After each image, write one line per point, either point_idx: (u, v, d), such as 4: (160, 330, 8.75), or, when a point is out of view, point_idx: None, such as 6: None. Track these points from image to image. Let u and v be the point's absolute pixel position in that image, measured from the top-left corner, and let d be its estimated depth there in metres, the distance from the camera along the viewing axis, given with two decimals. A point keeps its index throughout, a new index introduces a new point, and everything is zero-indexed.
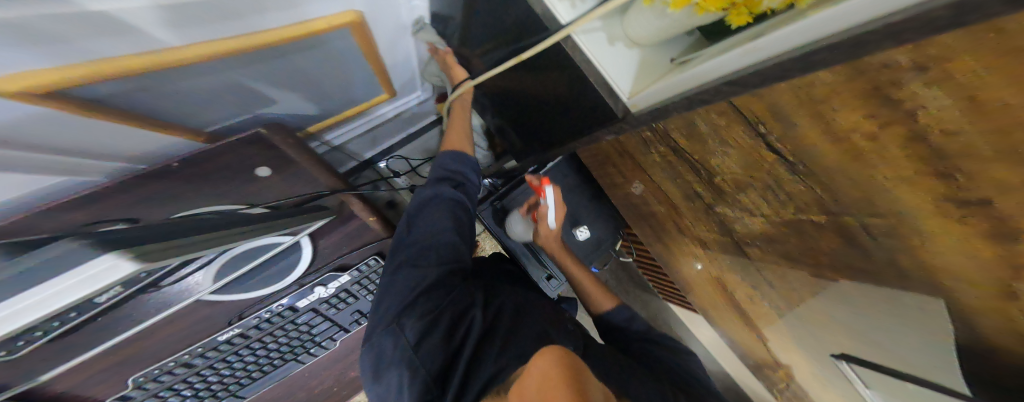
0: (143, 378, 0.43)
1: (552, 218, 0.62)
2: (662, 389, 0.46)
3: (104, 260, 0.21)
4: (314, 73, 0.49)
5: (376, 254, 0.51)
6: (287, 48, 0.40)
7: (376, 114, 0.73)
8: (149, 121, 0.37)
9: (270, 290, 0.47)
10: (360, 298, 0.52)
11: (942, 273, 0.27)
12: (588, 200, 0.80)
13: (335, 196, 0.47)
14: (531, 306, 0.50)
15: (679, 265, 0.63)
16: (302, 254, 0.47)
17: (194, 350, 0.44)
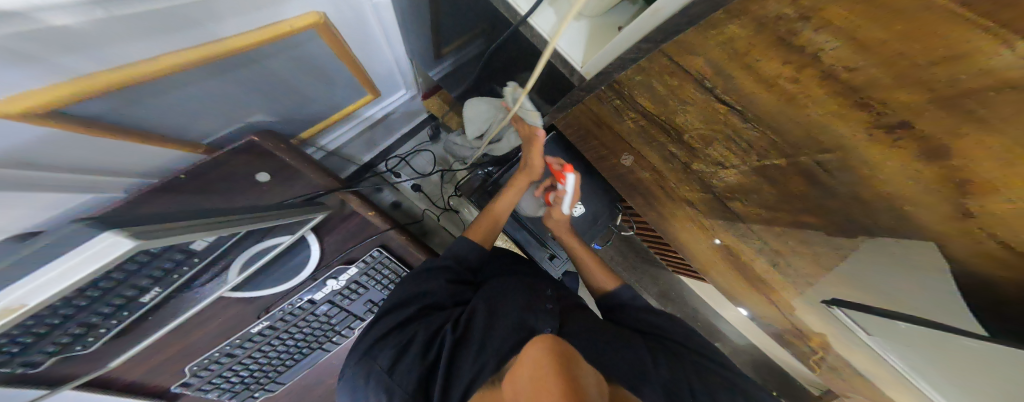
0: (197, 366, 0.50)
1: (569, 204, 0.67)
2: (639, 356, 0.51)
3: (104, 238, 0.27)
4: (292, 77, 0.54)
5: (378, 246, 0.56)
6: (260, 53, 0.44)
7: (365, 116, 0.80)
8: (148, 137, 0.41)
9: (290, 284, 0.53)
10: (369, 288, 0.56)
11: (903, 200, 0.28)
12: (581, 176, 0.82)
13: (334, 195, 0.53)
14: (502, 299, 0.55)
15: (685, 240, 0.63)
16: (311, 249, 0.53)
17: (234, 341, 0.51)
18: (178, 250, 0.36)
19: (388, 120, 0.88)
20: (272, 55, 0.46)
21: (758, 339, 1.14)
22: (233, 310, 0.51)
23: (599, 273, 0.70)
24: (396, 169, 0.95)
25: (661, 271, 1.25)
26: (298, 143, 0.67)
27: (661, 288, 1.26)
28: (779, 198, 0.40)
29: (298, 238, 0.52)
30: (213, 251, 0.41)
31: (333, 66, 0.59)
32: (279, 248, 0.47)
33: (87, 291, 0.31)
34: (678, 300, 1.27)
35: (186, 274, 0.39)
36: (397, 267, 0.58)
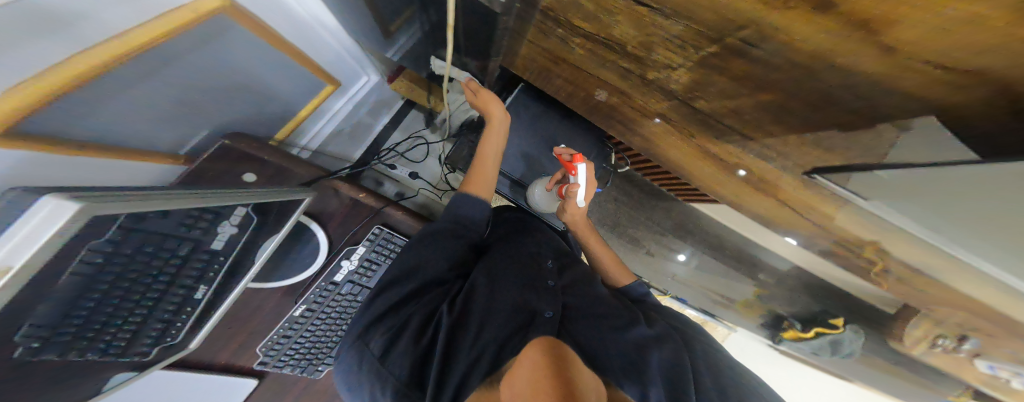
0: (264, 348, 0.62)
1: (581, 197, 0.66)
2: (639, 339, 0.52)
3: (47, 202, 0.22)
4: (258, 89, 0.55)
5: (378, 224, 0.62)
6: (204, 64, 0.42)
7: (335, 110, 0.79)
8: (123, 149, 0.39)
9: (313, 270, 0.61)
10: (381, 264, 0.62)
11: (839, 43, 0.28)
12: (561, 120, 0.81)
13: (323, 182, 0.58)
14: (502, 280, 0.57)
15: (671, 150, 0.64)
16: (319, 237, 0.60)
17: (285, 324, 0.62)
18: (202, 251, 0.44)
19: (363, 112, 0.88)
20: (215, 58, 0.44)
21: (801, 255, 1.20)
22: (278, 298, 0.61)
23: (614, 270, 0.74)
24: (394, 163, 0.94)
25: (673, 203, 1.23)
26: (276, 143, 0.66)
27: (675, 221, 1.24)
28: (733, 85, 0.39)
29: (304, 228, 0.59)
30: (232, 250, 0.48)
31: (279, 59, 0.56)
32: (285, 232, 0.54)
33: (149, 284, 0.39)
34: (695, 228, 1.26)
35: (219, 271, 0.48)
36: (398, 239, 0.63)
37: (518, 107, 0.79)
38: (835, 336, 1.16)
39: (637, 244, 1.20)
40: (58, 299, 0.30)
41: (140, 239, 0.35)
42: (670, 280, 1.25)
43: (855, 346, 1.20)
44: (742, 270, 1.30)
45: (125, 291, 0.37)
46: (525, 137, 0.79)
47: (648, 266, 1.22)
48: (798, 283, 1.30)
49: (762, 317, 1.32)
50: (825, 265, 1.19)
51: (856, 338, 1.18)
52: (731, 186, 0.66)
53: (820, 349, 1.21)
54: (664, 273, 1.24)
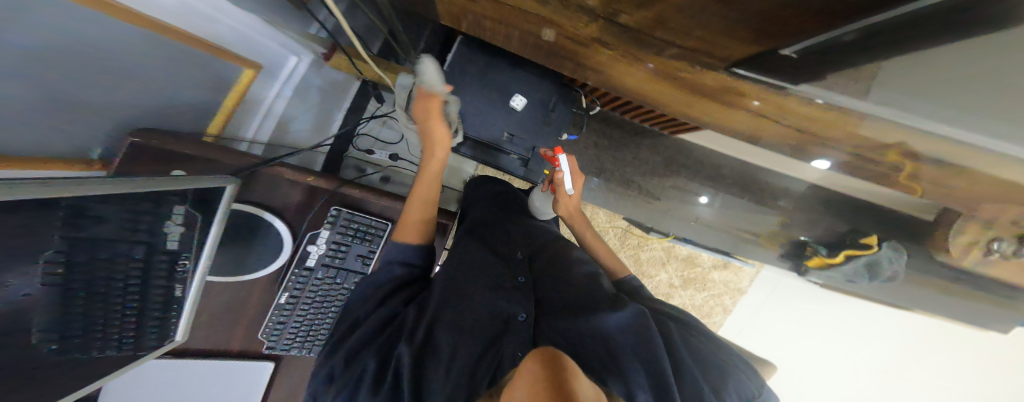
0: (265, 335, 0.64)
1: (569, 183, 0.70)
2: (617, 327, 0.50)
3: None
4: (199, 95, 0.51)
5: (335, 205, 0.61)
6: (132, 66, 0.39)
7: (270, 96, 0.66)
8: (39, 158, 0.35)
9: (281, 259, 0.60)
10: (350, 244, 0.62)
11: None
12: (510, 70, 0.76)
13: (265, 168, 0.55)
14: (462, 297, 0.54)
15: (624, 73, 0.60)
16: (280, 229, 0.58)
17: (275, 312, 0.64)
18: (160, 252, 0.46)
19: (307, 89, 0.75)
20: (99, 62, 0.35)
21: (830, 176, 1.12)
22: (265, 288, 0.64)
23: (610, 261, 0.75)
24: (370, 148, 0.93)
25: (659, 138, 1.17)
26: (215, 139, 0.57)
27: (664, 156, 1.19)
28: None
29: (259, 220, 0.56)
30: (195, 248, 0.50)
31: (193, 59, 0.46)
32: (220, 225, 0.52)
33: (128, 287, 0.42)
34: (688, 160, 1.20)
35: (190, 265, 0.50)
36: (358, 217, 0.62)
37: (463, 63, 0.73)
38: (872, 257, 1.09)
39: (640, 191, 1.21)
40: (44, 308, 0.33)
41: (87, 246, 0.36)
42: (692, 224, 1.27)
43: (894, 265, 1.12)
44: (748, 197, 1.26)
45: (108, 293, 0.40)
46: (482, 94, 0.75)
47: (662, 212, 1.24)
48: (814, 203, 1.27)
49: (782, 247, 1.30)
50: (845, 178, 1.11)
51: (893, 256, 1.10)
52: (696, 104, 0.64)
53: (855, 274, 1.14)
54: (687, 219, 1.26)
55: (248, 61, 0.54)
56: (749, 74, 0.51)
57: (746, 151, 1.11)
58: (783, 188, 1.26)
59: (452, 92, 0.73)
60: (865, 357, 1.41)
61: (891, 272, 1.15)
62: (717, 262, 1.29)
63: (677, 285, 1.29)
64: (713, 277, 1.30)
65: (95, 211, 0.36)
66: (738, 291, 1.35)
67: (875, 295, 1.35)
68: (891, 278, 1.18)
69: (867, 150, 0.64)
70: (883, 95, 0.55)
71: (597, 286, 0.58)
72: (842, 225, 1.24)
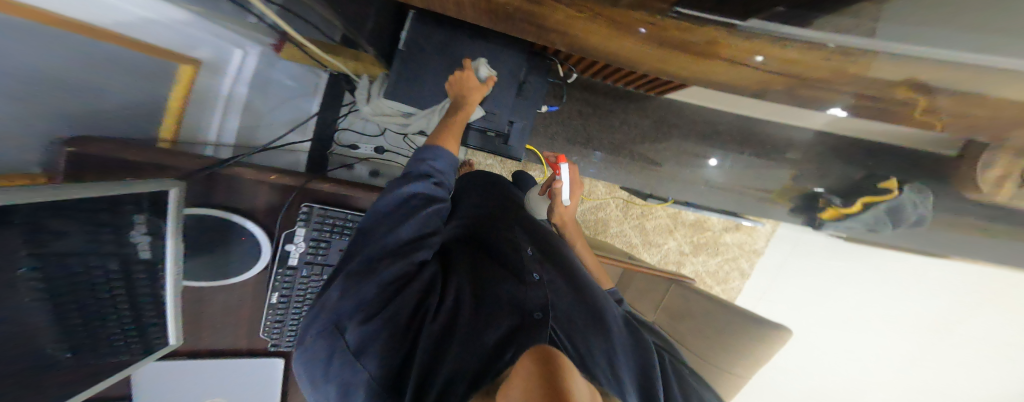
0: (269, 333, 0.65)
1: (566, 193, 0.76)
2: (622, 341, 0.55)
3: None
4: (139, 93, 0.48)
5: (306, 202, 0.59)
6: (53, 75, 0.37)
7: (222, 94, 0.62)
8: None
9: (262, 260, 0.60)
10: (330, 239, 0.61)
11: None
12: (474, 42, 0.70)
13: (223, 170, 0.52)
14: (487, 278, 0.55)
15: (590, 31, 0.55)
16: (255, 231, 0.57)
17: (269, 315, 0.63)
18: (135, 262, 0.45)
19: (260, 83, 0.72)
20: (39, 77, 0.36)
21: (839, 122, 1.03)
22: (255, 290, 0.65)
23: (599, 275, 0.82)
24: (355, 143, 0.92)
25: (647, 100, 1.11)
26: (171, 145, 0.54)
27: (654, 118, 1.14)
28: None
29: (228, 223, 0.55)
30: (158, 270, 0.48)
31: (135, 63, 0.46)
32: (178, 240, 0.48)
33: (102, 296, 0.43)
34: (679, 119, 1.15)
35: (165, 280, 0.49)
36: (333, 212, 0.60)
37: (421, 40, 0.68)
38: (894, 202, 0.97)
39: (635, 158, 1.17)
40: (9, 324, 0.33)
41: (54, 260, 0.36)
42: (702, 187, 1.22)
43: (919, 208, 1.02)
44: (749, 151, 1.20)
45: (83, 300, 0.41)
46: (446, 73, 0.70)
47: (660, 178, 1.20)
48: (823, 149, 1.21)
49: (793, 200, 1.23)
50: (854, 122, 1.00)
51: (917, 197, 1.00)
52: (666, 59, 0.60)
53: (877, 223, 1.03)
54: (692, 183, 1.21)
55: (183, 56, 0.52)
56: (695, 14, 0.48)
57: (744, 105, 1.05)
58: (788, 139, 1.19)
59: (416, 73, 0.69)
60: (897, 314, 1.44)
61: (916, 217, 1.04)
62: (728, 225, 1.43)
63: (687, 252, 1.46)
64: (726, 240, 1.45)
65: (53, 226, 0.34)
66: (755, 252, 1.47)
67: (908, 243, 1.25)
68: (917, 224, 1.06)
69: (875, 95, 0.56)
70: (885, 28, 0.50)
71: (603, 298, 0.60)
72: (856, 172, 1.19)
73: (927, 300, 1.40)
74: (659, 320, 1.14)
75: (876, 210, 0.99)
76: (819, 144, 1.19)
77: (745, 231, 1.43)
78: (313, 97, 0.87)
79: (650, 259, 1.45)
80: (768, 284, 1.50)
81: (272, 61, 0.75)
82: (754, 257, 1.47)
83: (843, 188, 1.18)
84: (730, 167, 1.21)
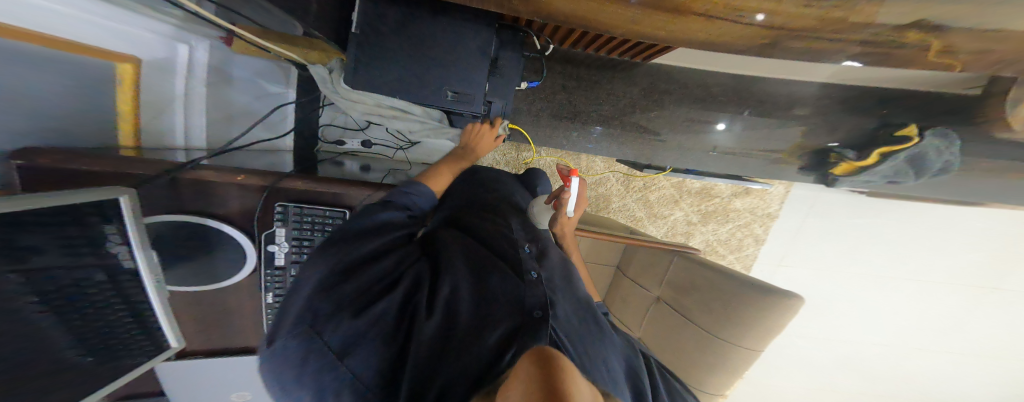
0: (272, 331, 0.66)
1: (571, 205, 0.70)
2: (619, 356, 0.54)
3: None
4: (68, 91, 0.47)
5: (279, 203, 0.59)
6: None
7: (178, 93, 0.59)
8: None
9: (249, 263, 0.61)
10: (313, 237, 0.61)
11: None
12: (432, 18, 0.66)
13: (184, 173, 0.52)
14: (482, 277, 0.52)
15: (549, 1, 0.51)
16: (233, 234, 0.58)
17: (268, 315, 0.64)
18: (124, 273, 0.46)
19: (223, 85, 0.69)
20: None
21: (846, 72, 0.97)
22: (251, 293, 0.65)
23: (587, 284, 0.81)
24: (339, 138, 0.93)
25: (632, 66, 1.05)
26: (133, 151, 0.55)
27: (644, 87, 1.08)
28: None
29: (205, 228, 0.56)
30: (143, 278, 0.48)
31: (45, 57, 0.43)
32: (147, 253, 0.47)
33: (104, 310, 0.44)
34: (670, 84, 1.09)
35: (150, 290, 0.49)
36: (309, 210, 0.60)
37: (377, 22, 0.64)
38: (915, 151, 0.93)
39: (631, 129, 1.13)
40: (14, 339, 0.35)
41: (47, 276, 0.37)
42: (712, 154, 1.17)
43: (945, 156, 0.96)
44: (752, 107, 1.11)
45: (85, 314, 0.42)
46: (408, 56, 0.66)
47: (658, 148, 1.15)
48: (833, 103, 1.08)
49: (803, 158, 1.16)
50: (862, 69, 0.93)
51: (942, 144, 0.95)
52: (639, 20, 0.53)
53: (895, 174, 0.99)
54: (695, 150, 1.15)
55: (117, 56, 0.50)
56: None
57: (748, 62, 0.98)
58: (791, 95, 1.10)
59: (376, 59, 0.66)
60: (921, 266, 1.45)
61: (942, 166, 0.99)
62: (737, 190, 1.39)
63: (696, 221, 1.44)
64: (736, 206, 1.41)
65: (25, 241, 0.34)
66: (769, 216, 1.43)
67: (945, 194, 1.13)
68: (944, 172, 1.01)
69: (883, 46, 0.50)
70: None
71: (597, 308, 0.59)
72: (871, 121, 1.08)
73: (954, 251, 1.40)
74: (666, 295, 1.14)
75: (893, 161, 0.95)
76: (831, 96, 1.08)
77: (757, 195, 1.38)
78: (286, 93, 0.84)
79: (656, 232, 1.45)
80: (785, 250, 1.48)
81: (232, 61, 0.72)
82: (768, 222, 1.43)
83: (860, 140, 1.08)
84: (739, 131, 1.14)
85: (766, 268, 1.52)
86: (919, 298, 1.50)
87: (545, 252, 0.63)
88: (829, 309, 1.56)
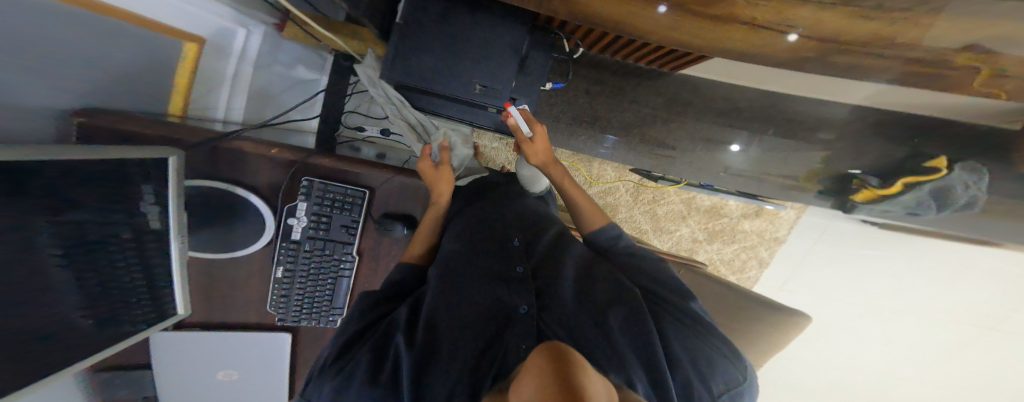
0: (275, 309, 0.66)
1: (523, 124, 0.67)
2: (618, 320, 0.53)
3: None
4: (137, 65, 0.48)
5: (306, 177, 0.60)
6: (59, 44, 0.38)
7: (229, 74, 0.61)
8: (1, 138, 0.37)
9: (266, 235, 0.61)
10: (332, 214, 0.62)
11: None
12: (470, 14, 0.67)
13: (226, 141, 0.54)
14: (463, 294, 0.56)
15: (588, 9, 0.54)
16: (258, 204, 0.59)
17: (276, 290, 0.64)
18: (147, 232, 0.45)
19: (266, 67, 0.70)
20: (53, 34, 0.36)
21: (879, 94, 0.97)
22: (262, 267, 0.64)
23: (590, 213, 0.71)
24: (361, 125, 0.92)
25: (659, 76, 1.05)
26: (180, 119, 0.57)
27: (668, 96, 1.08)
28: None
29: (233, 195, 0.58)
30: (170, 230, 0.48)
31: (121, 34, 0.44)
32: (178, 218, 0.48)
33: (119, 269, 0.43)
34: (696, 96, 1.08)
35: (174, 255, 0.50)
36: (332, 186, 0.61)
37: (416, 13, 0.66)
38: (937, 184, 0.92)
39: (647, 140, 1.13)
40: (32, 286, 0.34)
41: (77, 229, 0.37)
42: (721, 174, 1.17)
43: (970, 191, 0.95)
44: (776, 127, 1.11)
45: (104, 270, 0.42)
46: (443, 46, 0.67)
47: (674, 161, 1.15)
48: (863, 128, 1.08)
49: (823, 183, 1.14)
50: (902, 92, 0.93)
51: (970, 179, 0.94)
52: (680, 27, 0.53)
53: (918, 206, 0.98)
54: (709, 166, 1.15)
55: (181, 34, 0.51)
56: None
57: (777, 79, 0.98)
58: (823, 117, 1.09)
59: (412, 48, 0.67)
60: (926, 301, 1.41)
61: (968, 201, 0.98)
62: (748, 212, 1.35)
63: (702, 239, 1.40)
64: (745, 227, 1.37)
65: (70, 196, 0.35)
66: (776, 241, 1.39)
67: (966, 232, 1.11)
68: (972, 206, 0.99)
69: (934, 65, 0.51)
70: None
71: (592, 277, 0.59)
72: (899, 150, 1.07)
73: (968, 290, 1.36)
74: None
75: (917, 192, 0.94)
76: (861, 121, 1.08)
77: (767, 218, 1.33)
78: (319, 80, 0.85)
79: (660, 245, 1.41)
80: (791, 274, 1.43)
81: (279, 45, 0.73)
82: (774, 246, 1.38)
83: (885, 169, 1.07)
84: (756, 153, 1.14)
85: (767, 291, 1.48)
86: (919, 332, 1.48)
87: (534, 240, 0.67)
88: (828, 337, 1.53)
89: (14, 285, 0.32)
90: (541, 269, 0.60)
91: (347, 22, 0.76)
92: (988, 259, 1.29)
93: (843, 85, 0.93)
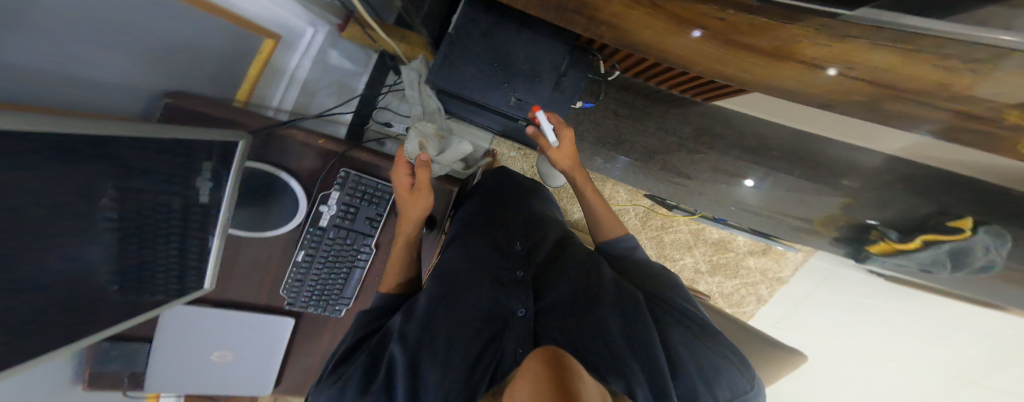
0: (287, 292, 0.65)
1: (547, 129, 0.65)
2: (620, 320, 0.51)
3: None
4: (220, 55, 0.53)
5: (343, 168, 0.62)
6: (155, 30, 0.41)
7: (291, 68, 0.66)
8: (103, 111, 0.41)
9: (296, 218, 0.62)
10: (359, 206, 0.63)
11: None
12: (520, 30, 0.70)
13: (279, 128, 0.57)
14: (463, 295, 0.56)
15: (633, 38, 0.56)
16: (295, 188, 0.60)
17: (292, 274, 0.64)
18: (194, 206, 0.46)
19: (322, 63, 0.74)
20: (156, 19, 0.40)
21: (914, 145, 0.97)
22: (286, 250, 0.65)
23: (605, 222, 0.71)
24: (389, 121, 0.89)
25: (688, 105, 1.08)
26: (243, 105, 0.60)
27: (695, 126, 1.10)
28: None
29: (273, 177, 0.59)
30: (221, 201, 0.49)
31: (214, 28, 0.48)
32: (229, 199, 0.50)
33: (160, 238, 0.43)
34: (724, 129, 1.10)
35: (216, 233, 0.51)
36: (366, 180, 0.63)
37: (470, 24, 0.68)
38: (957, 245, 0.90)
39: (667, 168, 1.14)
40: (83, 243, 0.34)
41: (134, 196, 0.37)
42: (732, 207, 1.17)
43: (990, 255, 0.92)
44: (796, 168, 1.12)
45: (144, 239, 0.41)
46: (488, 57, 0.69)
47: (690, 190, 1.16)
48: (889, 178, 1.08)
49: (840, 230, 1.15)
50: (936, 146, 0.94)
51: (992, 243, 0.91)
52: (727, 60, 0.54)
53: (933, 264, 0.96)
54: (724, 199, 1.16)
55: (260, 27, 0.55)
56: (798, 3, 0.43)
57: (809, 118, 0.99)
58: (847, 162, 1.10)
59: (460, 55, 0.69)
60: (917, 352, 1.37)
61: (984, 265, 0.95)
62: None
63: (704, 271, 1.24)
64: None
65: (139, 164, 0.36)
66: None
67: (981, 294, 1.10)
68: (987, 270, 0.98)
69: (980, 115, 0.52)
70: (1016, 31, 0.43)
71: (594, 272, 0.58)
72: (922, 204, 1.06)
73: (978, 357, 1.32)
74: None
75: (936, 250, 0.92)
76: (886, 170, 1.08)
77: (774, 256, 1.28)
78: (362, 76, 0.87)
79: None
80: (788, 312, 1.38)
81: (336, 44, 0.76)
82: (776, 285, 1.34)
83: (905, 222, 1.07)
84: (767, 189, 1.16)
85: (759, 327, 1.43)
86: (911, 386, 1.45)
87: (537, 244, 0.68)
88: (820, 379, 1.51)
89: (69, 237, 0.32)
90: (541, 276, 0.60)
91: (398, 27, 0.79)
92: (1005, 330, 1.24)
93: (874, 129, 0.94)
